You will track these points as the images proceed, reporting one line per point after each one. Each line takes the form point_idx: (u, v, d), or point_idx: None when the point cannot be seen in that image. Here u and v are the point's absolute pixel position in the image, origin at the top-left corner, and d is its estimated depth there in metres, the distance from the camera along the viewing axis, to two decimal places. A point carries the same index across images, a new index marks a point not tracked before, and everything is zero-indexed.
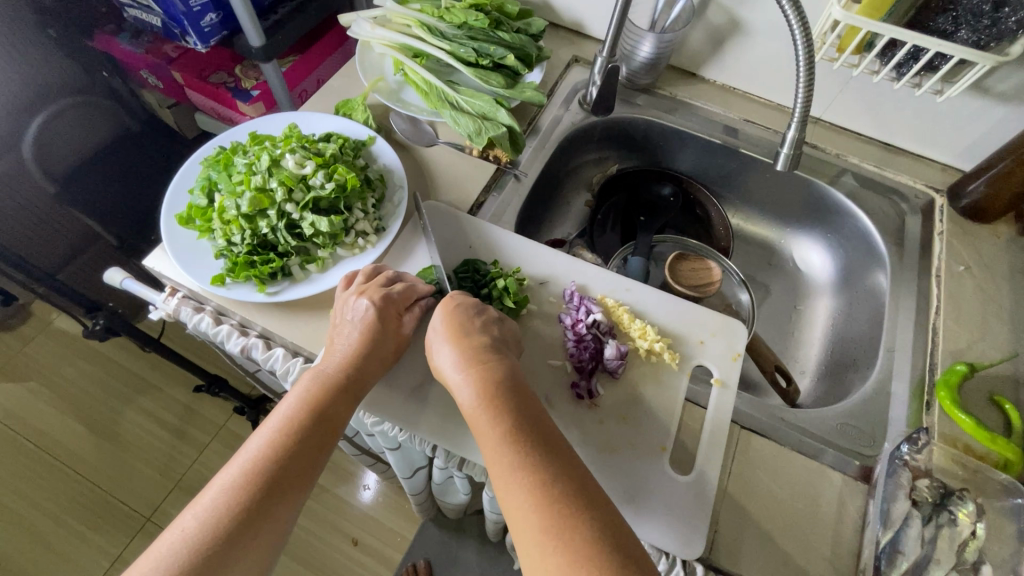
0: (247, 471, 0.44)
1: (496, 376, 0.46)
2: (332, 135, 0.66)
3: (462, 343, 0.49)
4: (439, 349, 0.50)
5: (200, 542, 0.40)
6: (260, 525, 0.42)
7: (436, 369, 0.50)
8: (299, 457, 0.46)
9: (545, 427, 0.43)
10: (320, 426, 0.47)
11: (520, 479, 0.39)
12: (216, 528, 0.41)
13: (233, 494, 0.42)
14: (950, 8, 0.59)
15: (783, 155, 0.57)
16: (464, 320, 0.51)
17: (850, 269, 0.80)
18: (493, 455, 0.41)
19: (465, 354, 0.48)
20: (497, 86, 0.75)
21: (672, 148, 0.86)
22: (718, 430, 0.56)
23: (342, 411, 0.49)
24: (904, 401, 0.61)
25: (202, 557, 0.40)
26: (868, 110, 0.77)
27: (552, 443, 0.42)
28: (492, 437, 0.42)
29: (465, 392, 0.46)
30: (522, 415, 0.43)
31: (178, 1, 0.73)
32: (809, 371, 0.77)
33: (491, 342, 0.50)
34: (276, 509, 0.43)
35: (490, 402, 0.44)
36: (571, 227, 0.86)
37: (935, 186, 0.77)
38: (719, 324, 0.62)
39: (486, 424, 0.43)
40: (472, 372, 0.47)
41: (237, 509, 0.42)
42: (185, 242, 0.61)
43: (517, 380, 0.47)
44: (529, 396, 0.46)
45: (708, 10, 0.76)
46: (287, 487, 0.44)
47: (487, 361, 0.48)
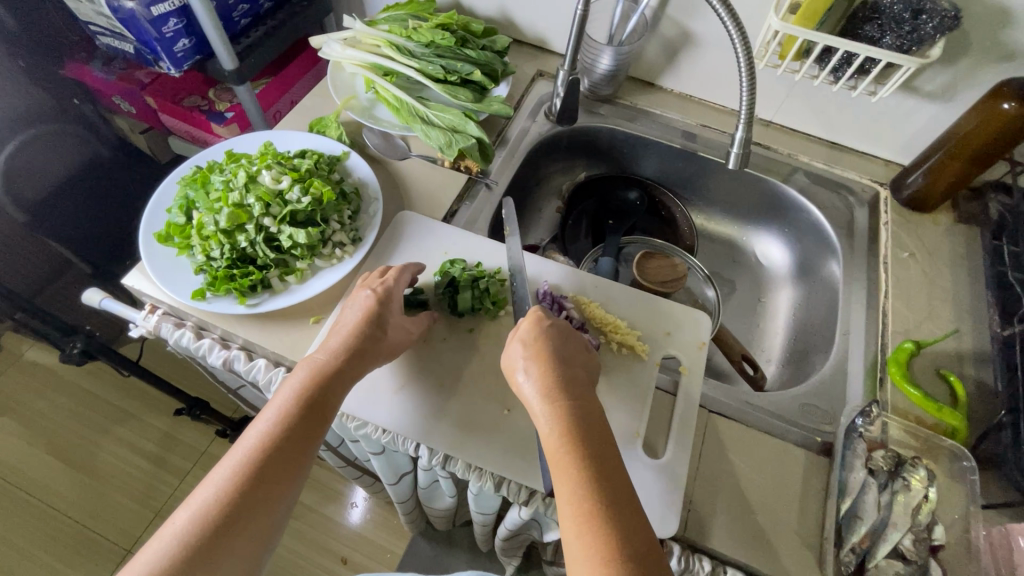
0: (244, 460, 0.45)
1: (582, 419, 0.46)
2: (307, 151, 0.69)
3: (548, 373, 0.49)
4: (525, 373, 0.50)
5: (194, 528, 0.42)
6: (252, 510, 0.43)
7: (518, 392, 0.50)
8: (292, 442, 0.47)
9: (615, 476, 0.43)
10: (312, 411, 0.49)
11: (589, 533, 0.39)
12: (210, 515, 0.42)
13: (226, 483, 0.44)
14: (875, 18, 0.65)
15: (733, 155, 0.61)
16: (554, 348, 0.51)
17: (807, 261, 0.85)
18: (568, 503, 0.41)
19: (552, 385, 0.48)
20: (466, 100, 0.79)
21: (636, 154, 0.91)
22: (688, 414, 0.59)
23: (336, 394, 0.50)
24: (859, 379, 0.65)
25: (199, 542, 0.41)
26: (813, 112, 0.82)
27: (622, 493, 0.42)
28: (571, 479, 0.42)
29: (546, 426, 0.46)
30: (600, 460, 0.43)
31: (152, 27, 0.75)
32: (774, 359, 0.80)
33: (573, 375, 0.50)
34: (269, 490, 0.45)
35: (574, 446, 0.44)
36: (544, 233, 0.90)
37: (879, 180, 0.82)
38: (684, 315, 0.66)
39: (566, 468, 0.43)
40: (556, 406, 0.46)
41: (232, 496, 0.43)
42: (165, 259, 0.62)
43: (599, 424, 0.46)
44: (608, 443, 0.45)
45: (661, 24, 0.81)
46: (280, 473, 0.45)
47: (572, 396, 0.48)
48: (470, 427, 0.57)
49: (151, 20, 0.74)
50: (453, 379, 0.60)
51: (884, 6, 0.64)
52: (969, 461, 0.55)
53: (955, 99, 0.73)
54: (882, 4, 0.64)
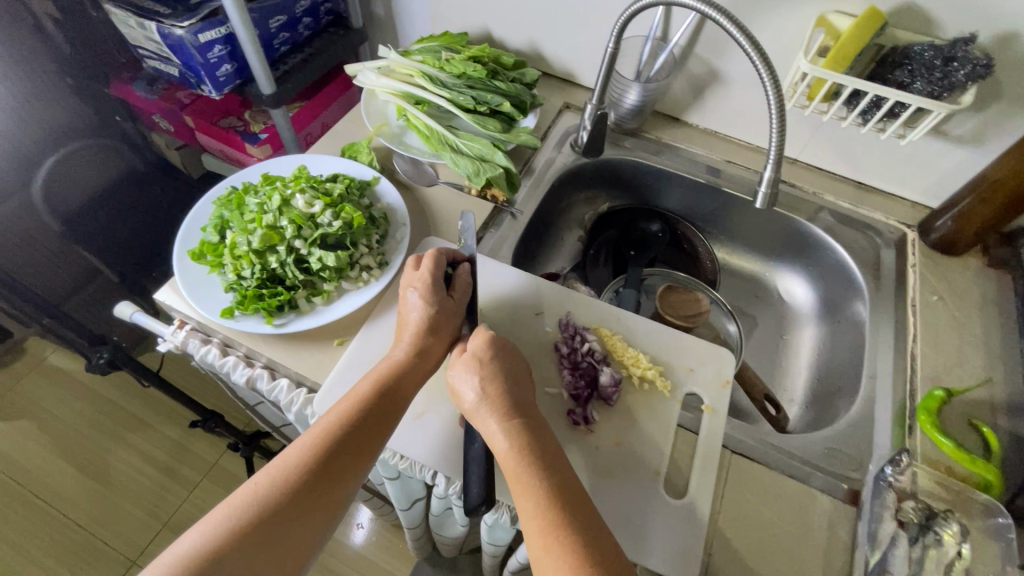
0: (320, 437, 0.48)
1: (537, 439, 0.48)
2: (338, 176, 0.71)
3: (499, 392, 0.52)
4: (475, 392, 0.52)
5: (269, 496, 0.44)
6: (325, 487, 0.46)
7: (466, 410, 0.52)
8: (368, 428, 0.49)
9: (576, 492, 0.45)
10: (387, 402, 0.51)
11: (556, 540, 0.41)
12: (286, 484, 0.45)
13: (296, 460, 0.46)
14: (905, 63, 0.65)
15: (761, 194, 0.62)
16: (504, 368, 0.54)
17: (831, 300, 0.84)
18: (531, 512, 0.43)
19: (506, 404, 0.51)
20: (494, 130, 0.80)
21: (660, 187, 0.91)
22: (710, 454, 0.58)
23: (406, 393, 0.53)
24: (887, 424, 0.63)
25: (268, 514, 0.44)
26: (839, 152, 0.82)
27: (581, 502, 0.45)
28: (532, 491, 0.44)
29: (504, 444, 0.48)
30: (560, 477, 0.46)
31: (198, 53, 0.78)
32: (797, 400, 0.79)
33: (521, 397, 0.52)
34: (343, 470, 0.47)
35: (530, 461, 0.46)
36: (565, 261, 0.91)
37: (906, 222, 0.82)
38: (706, 352, 0.65)
39: (525, 482, 0.45)
40: (511, 424, 0.49)
41: (309, 470, 0.46)
42: (197, 277, 0.64)
43: (550, 441, 0.50)
44: (562, 461, 0.48)
45: (688, 62, 0.82)
46: (347, 462, 0.47)
47: (522, 417, 0.50)
48: None
49: (197, 46, 0.77)
50: None
51: (914, 53, 0.64)
52: (1004, 518, 0.53)
53: (985, 145, 0.72)
54: (912, 51, 0.65)
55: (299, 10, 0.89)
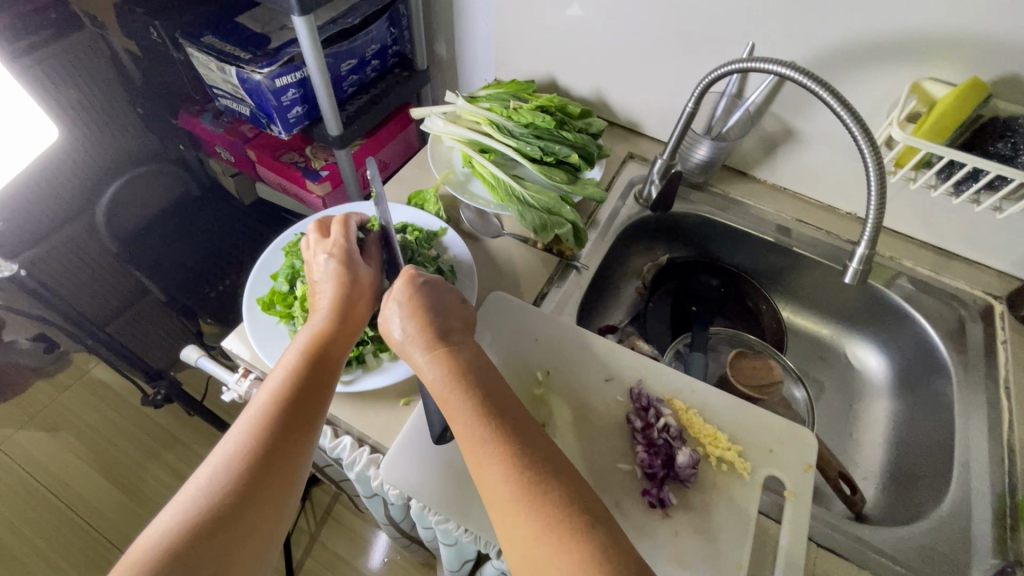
0: (255, 408, 0.46)
1: (467, 364, 0.48)
2: (407, 228, 0.71)
3: (425, 326, 0.51)
4: (400, 328, 0.51)
5: (215, 483, 0.42)
6: (274, 458, 0.44)
7: (397, 348, 0.51)
8: (301, 382, 0.48)
9: (516, 412, 0.46)
10: (316, 355, 0.50)
11: (495, 459, 0.42)
12: (229, 465, 0.43)
13: (238, 441, 0.44)
14: (1008, 135, 0.62)
15: (852, 269, 0.59)
16: (425, 298, 0.53)
17: (909, 373, 0.79)
18: (475, 442, 0.43)
19: (428, 334, 0.50)
20: (561, 182, 0.79)
21: (725, 243, 0.89)
22: (796, 549, 0.54)
23: (332, 343, 0.52)
24: (986, 523, 0.59)
25: (225, 501, 0.42)
26: (921, 217, 0.78)
27: (528, 428, 0.45)
28: (467, 418, 0.45)
29: (433, 374, 0.48)
30: (493, 399, 0.46)
31: (273, 97, 0.79)
32: (873, 478, 0.74)
33: (444, 326, 0.52)
34: (286, 436, 0.46)
35: (462, 388, 0.46)
36: (623, 314, 0.88)
37: (993, 293, 0.77)
38: (787, 432, 0.61)
39: (461, 416, 0.45)
40: (437, 353, 0.49)
41: (252, 445, 0.44)
42: (265, 326, 0.63)
43: (485, 365, 0.49)
44: (495, 380, 0.48)
45: (763, 119, 0.80)
46: (294, 424, 0.46)
47: (448, 345, 0.50)
48: None
49: (273, 90, 0.78)
50: None
51: (1019, 125, 0.61)
52: None
53: None
54: (1017, 123, 0.61)
55: (369, 54, 0.91)
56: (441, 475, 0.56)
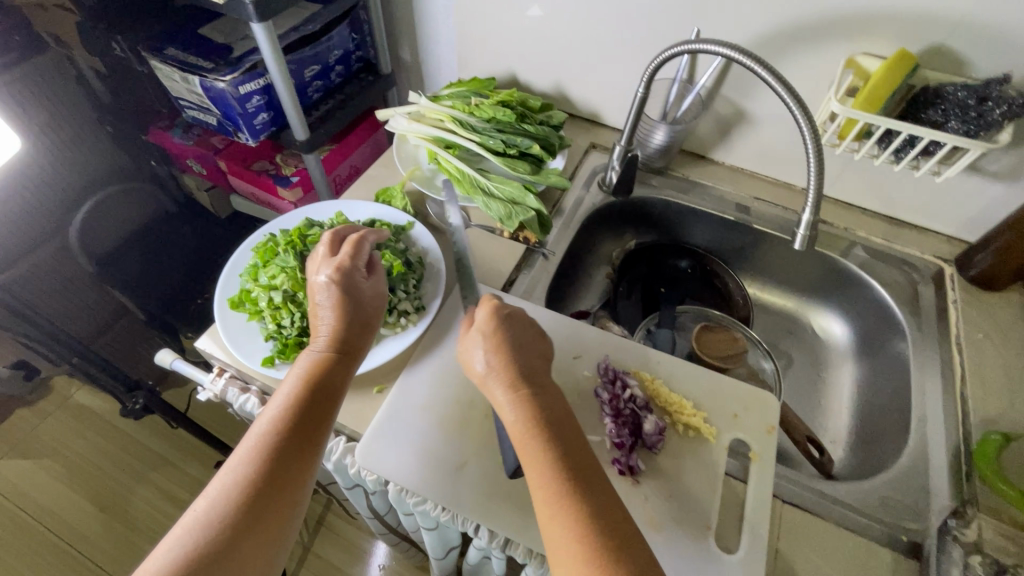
0: (258, 445, 0.46)
1: (545, 405, 0.48)
2: (375, 222, 0.72)
3: (508, 363, 0.51)
4: (482, 360, 0.52)
5: (212, 518, 0.42)
6: (273, 495, 0.44)
7: (479, 380, 0.53)
8: (305, 421, 0.48)
9: (584, 458, 0.46)
10: (321, 393, 0.50)
11: (563, 511, 0.41)
12: (229, 500, 0.43)
13: (240, 476, 0.44)
14: (937, 103, 0.65)
15: (800, 236, 0.62)
16: (511, 335, 0.54)
17: (869, 337, 0.82)
18: (543, 487, 0.43)
19: (510, 372, 0.50)
20: (525, 173, 0.82)
21: (689, 224, 0.92)
22: (762, 505, 0.56)
23: (337, 381, 0.52)
24: (943, 471, 0.61)
25: (223, 530, 0.42)
26: (871, 188, 0.82)
27: (591, 473, 0.45)
28: (541, 462, 0.44)
29: (513, 414, 0.48)
30: (568, 445, 0.46)
31: (237, 104, 0.81)
32: (841, 441, 0.77)
33: (526, 364, 0.52)
34: (286, 472, 0.46)
35: (541, 431, 0.46)
36: (594, 299, 0.91)
37: (942, 257, 0.81)
38: (750, 396, 0.64)
39: (536, 455, 0.45)
40: (519, 393, 0.49)
41: (252, 481, 0.44)
42: (236, 324, 0.64)
43: (559, 406, 0.49)
44: (571, 424, 0.48)
45: (715, 102, 0.83)
46: (298, 455, 0.47)
47: (529, 384, 0.50)
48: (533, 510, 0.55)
49: (237, 97, 0.80)
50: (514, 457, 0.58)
51: (947, 93, 0.64)
52: None
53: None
54: (944, 91, 0.65)
55: (332, 59, 0.93)
56: (418, 458, 0.58)
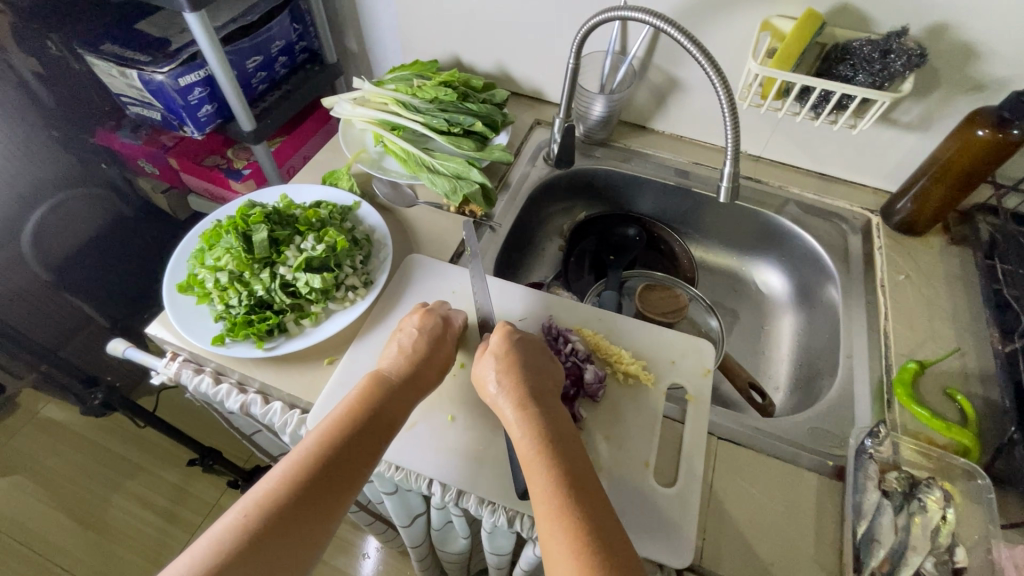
0: (313, 454, 0.47)
1: (549, 424, 0.50)
2: (321, 202, 0.73)
3: (519, 384, 0.54)
4: (496, 382, 0.55)
5: (260, 514, 0.43)
6: (319, 504, 0.45)
7: (490, 402, 0.55)
8: (362, 440, 0.49)
9: (586, 478, 0.46)
10: (383, 418, 0.51)
11: (560, 524, 0.42)
12: (278, 500, 0.44)
13: (289, 479, 0.45)
14: (846, 58, 0.69)
15: (723, 189, 0.65)
16: (524, 360, 0.57)
17: (805, 288, 0.87)
18: (544, 499, 0.44)
19: (522, 393, 0.53)
20: (469, 149, 0.84)
21: (633, 193, 0.95)
22: (698, 441, 0.59)
23: (398, 408, 0.53)
24: (866, 401, 0.65)
25: (265, 528, 0.42)
26: (799, 146, 0.86)
27: (591, 486, 0.46)
28: (544, 477, 0.46)
29: (518, 432, 0.50)
30: (571, 464, 0.47)
31: (179, 96, 0.81)
32: (782, 387, 0.81)
33: (540, 387, 0.54)
34: (336, 485, 0.46)
35: (546, 448, 0.48)
36: (547, 270, 0.94)
37: (869, 208, 0.85)
38: (686, 343, 0.67)
39: (540, 468, 0.47)
40: (527, 413, 0.51)
41: (303, 485, 0.45)
42: (186, 308, 0.65)
43: (568, 429, 0.51)
44: (577, 446, 0.49)
45: (648, 72, 0.86)
46: (347, 474, 0.47)
47: (539, 406, 0.52)
48: (481, 462, 0.58)
49: (178, 89, 0.80)
50: (464, 414, 0.61)
51: (854, 48, 0.68)
52: (983, 479, 0.55)
53: (932, 129, 0.76)
54: (851, 47, 0.68)
55: (275, 50, 0.94)
56: None
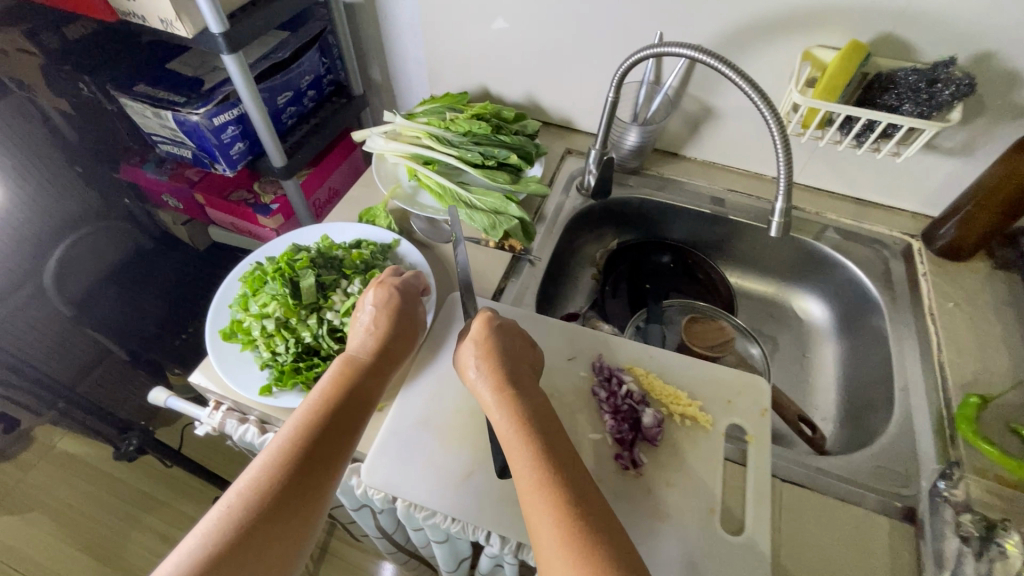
0: (290, 441, 0.47)
1: (529, 406, 0.52)
2: (361, 241, 0.73)
3: (497, 369, 0.56)
4: (475, 367, 0.57)
5: (245, 507, 0.43)
6: (303, 492, 0.45)
7: (471, 386, 0.57)
8: (338, 422, 0.50)
9: (567, 456, 0.49)
10: (356, 399, 0.52)
11: (545, 501, 0.44)
12: (261, 491, 0.44)
13: (271, 468, 0.45)
14: (890, 87, 0.68)
15: (775, 224, 0.64)
16: (502, 345, 0.59)
17: (848, 315, 0.86)
18: (525, 474, 0.46)
19: (501, 377, 0.55)
20: (504, 183, 0.83)
21: (667, 220, 0.94)
22: (763, 485, 0.58)
23: (369, 389, 0.54)
24: (928, 437, 0.64)
25: (252, 521, 0.42)
26: (837, 172, 0.85)
27: (571, 464, 0.48)
28: (526, 456, 0.48)
29: (499, 414, 0.52)
30: (551, 443, 0.49)
31: (213, 135, 0.80)
32: (829, 417, 0.79)
33: (518, 371, 0.56)
34: (319, 470, 0.47)
35: (526, 429, 0.50)
36: (582, 300, 0.93)
37: (909, 232, 0.85)
38: (741, 382, 0.65)
39: (520, 448, 0.49)
40: (506, 396, 0.53)
41: (284, 475, 0.45)
42: (230, 355, 0.64)
43: (546, 410, 0.53)
44: (556, 426, 0.52)
45: (682, 101, 0.86)
46: (328, 456, 0.48)
47: (518, 389, 0.54)
48: None
49: (212, 129, 0.80)
50: None
51: (899, 78, 0.68)
52: None
53: (976, 155, 0.76)
54: (896, 76, 0.68)
55: (304, 85, 0.93)
56: (426, 473, 0.58)
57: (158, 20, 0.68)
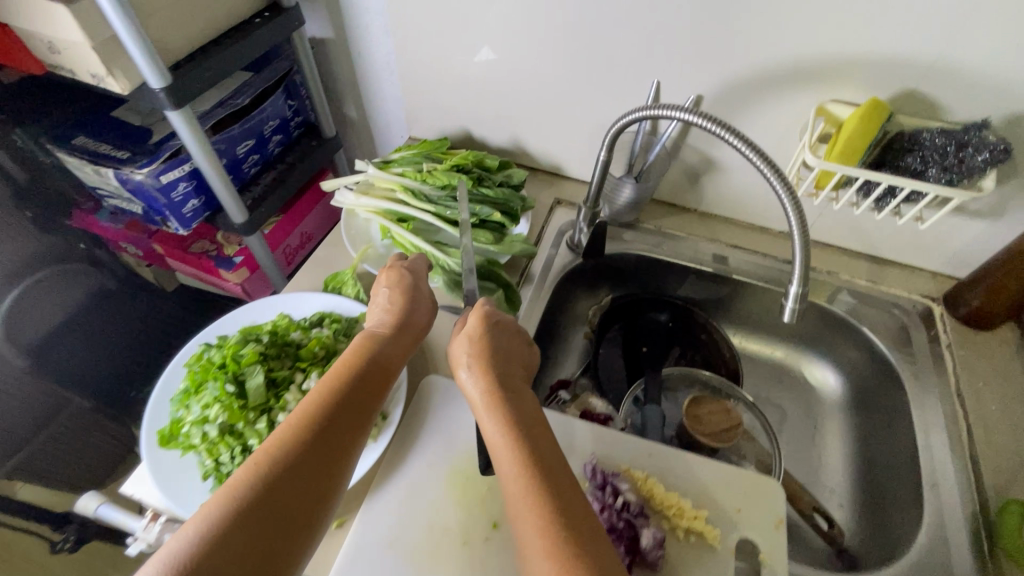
0: (304, 418, 0.44)
1: (524, 408, 0.48)
2: (324, 317, 0.65)
3: (490, 367, 0.50)
4: (467, 363, 0.52)
5: (254, 483, 0.40)
6: (316, 469, 0.42)
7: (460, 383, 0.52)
8: (352, 399, 0.47)
9: (560, 461, 0.44)
10: (373, 375, 0.50)
11: (533, 508, 0.40)
12: (272, 466, 0.41)
13: (282, 445, 0.42)
14: (915, 149, 0.61)
15: (788, 308, 0.57)
16: (497, 342, 0.54)
17: (864, 386, 0.78)
18: (513, 479, 0.42)
19: (495, 375, 0.50)
20: (486, 243, 0.75)
21: (666, 277, 0.87)
22: None
23: (386, 367, 0.52)
24: (964, 550, 0.56)
25: (260, 499, 0.39)
26: (849, 229, 0.78)
27: (563, 470, 0.44)
28: (515, 460, 0.43)
29: (489, 416, 0.47)
30: (541, 448, 0.44)
31: (161, 194, 0.72)
32: (847, 503, 0.72)
33: (512, 371, 0.51)
34: (333, 446, 0.44)
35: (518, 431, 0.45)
36: (574, 365, 0.84)
37: (929, 295, 0.77)
38: (752, 486, 0.58)
39: (509, 451, 0.44)
40: (497, 398, 0.48)
41: (296, 450, 0.42)
42: (167, 461, 0.55)
43: (539, 414, 0.48)
44: (547, 430, 0.47)
45: (681, 153, 0.79)
46: (341, 436, 0.45)
47: (511, 389, 0.49)
48: None
49: (160, 188, 0.71)
50: None
51: (924, 139, 0.61)
52: None
53: (1004, 217, 0.68)
54: (921, 137, 0.61)
55: (268, 130, 0.85)
56: None
57: (88, 75, 0.60)
